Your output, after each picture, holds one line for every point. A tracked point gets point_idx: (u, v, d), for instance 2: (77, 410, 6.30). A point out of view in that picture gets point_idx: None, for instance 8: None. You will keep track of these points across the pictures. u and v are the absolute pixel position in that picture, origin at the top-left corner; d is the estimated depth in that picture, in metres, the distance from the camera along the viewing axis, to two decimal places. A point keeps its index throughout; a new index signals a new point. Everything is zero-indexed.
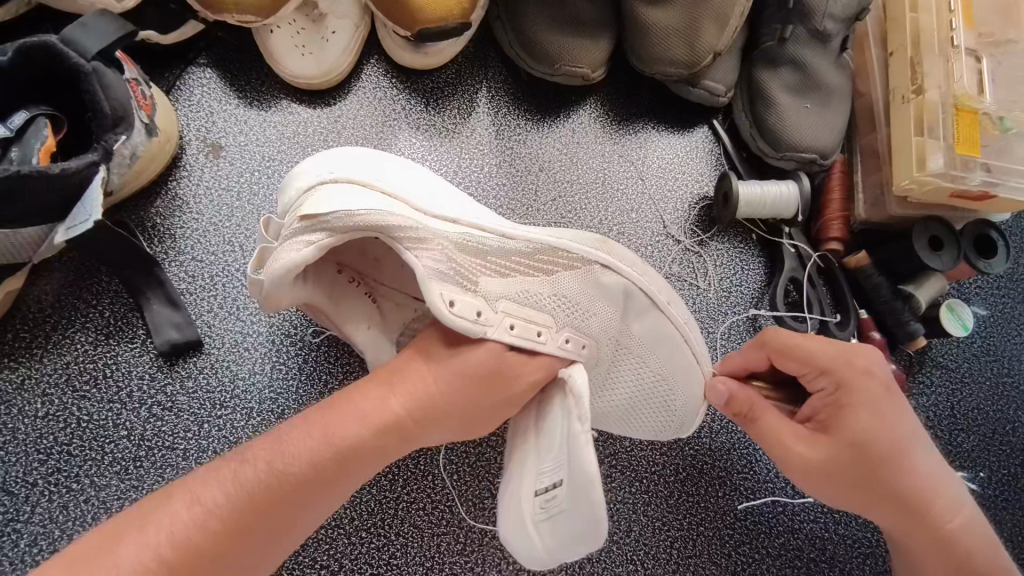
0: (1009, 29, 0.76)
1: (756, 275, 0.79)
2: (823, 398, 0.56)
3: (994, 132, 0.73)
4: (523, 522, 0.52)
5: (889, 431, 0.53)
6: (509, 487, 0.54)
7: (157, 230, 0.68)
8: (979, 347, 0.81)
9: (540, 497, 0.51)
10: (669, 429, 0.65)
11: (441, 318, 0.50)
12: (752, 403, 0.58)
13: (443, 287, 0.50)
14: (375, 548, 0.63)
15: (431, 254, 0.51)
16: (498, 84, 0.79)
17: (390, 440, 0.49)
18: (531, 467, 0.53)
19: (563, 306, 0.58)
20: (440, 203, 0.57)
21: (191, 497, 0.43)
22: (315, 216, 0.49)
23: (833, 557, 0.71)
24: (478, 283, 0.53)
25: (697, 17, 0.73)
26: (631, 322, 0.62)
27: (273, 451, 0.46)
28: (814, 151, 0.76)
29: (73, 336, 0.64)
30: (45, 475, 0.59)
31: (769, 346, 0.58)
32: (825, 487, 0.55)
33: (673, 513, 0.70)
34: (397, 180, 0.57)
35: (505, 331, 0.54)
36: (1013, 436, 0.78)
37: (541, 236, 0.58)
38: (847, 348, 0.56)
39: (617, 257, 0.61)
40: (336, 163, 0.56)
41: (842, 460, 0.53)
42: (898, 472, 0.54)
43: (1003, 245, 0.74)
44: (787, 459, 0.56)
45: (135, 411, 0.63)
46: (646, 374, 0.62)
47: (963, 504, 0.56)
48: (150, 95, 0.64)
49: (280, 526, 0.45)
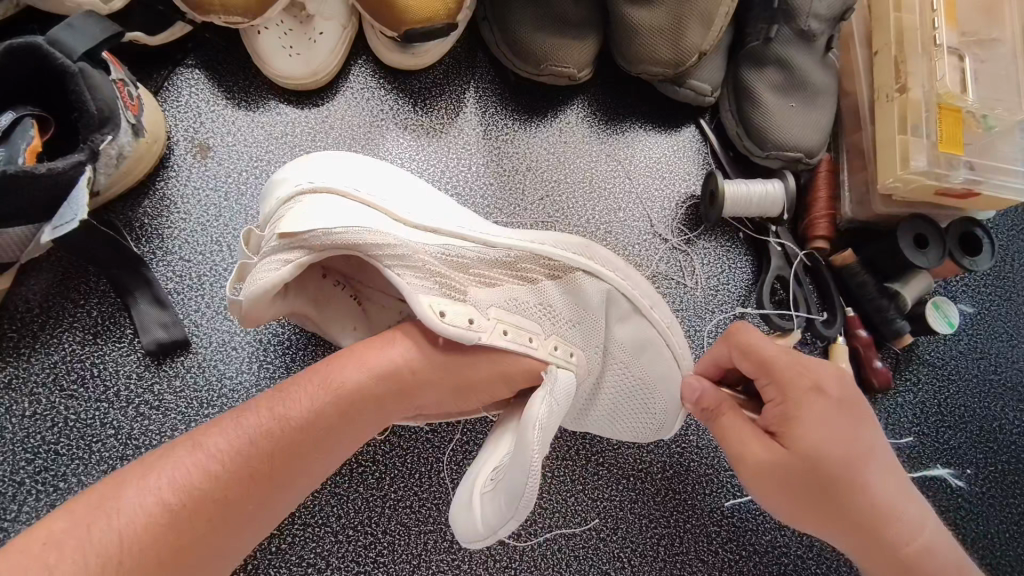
0: (993, 27, 0.76)
1: (743, 274, 0.80)
2: (773, 407, 0.55)
3: (977, 130, 0.74)
4: (469, 500, 0.52)
5: (841, 445, 0.52)
6: (472, 466, 0.56)
7: (145, 230, 0.68)
8: (966, 345, 0.81)
9: (492, 471, 0.53)
10: (649, 431, 0.66)
11: (435, 328, 0.51)
12: (720, 402, 0.58)
13: (431, 299, 0.52)
14: (362, 545, 0.63)
15: (415, 270, 0.53)
16: (486, 84, 0.80)
17: (390, 388, 0.51)
18: (499, 448, 0.55)
19: (548, 315, 0.59)
20: (421, 210, 0.58)
21: (195, 444, 0.44)
22: (294, 235, 0.50)
23: (820, 553, 0.71)
24: (466, 293, 0.55)
25: (682, 17, 0.73)
26: (614, 326, 0.63)
27: (275, 399, 0.47)
28: (799, 150, 0.77)
29: (61, 336, 0.64)
30: (33, 473, 0.60)
31: (733, 341, 0.58)
32: (778, 492, 0.54)
33: (661, 511, 0.70)
34: (379, 187, 0.58)
35: (498, 335, 0.55)
36: (1000, 433, 0.78)
37: (521, 240, 0.59)
38: (804, 359, 0.56)
39: (602, 262, 0.61)
40: (321, 172, 0.58)
41: (793, 471, 0.52)
42: (848, 490, 0.52)
43: (988, 242, 0.74)
44: (744, 457, 0.55)
45: (122, 410, 0.63)
46: (625, 381, 0.64)
47: (921, 523, 0.54)
48: (137, 96, 0.64)
49: (286, 474, 0.45)
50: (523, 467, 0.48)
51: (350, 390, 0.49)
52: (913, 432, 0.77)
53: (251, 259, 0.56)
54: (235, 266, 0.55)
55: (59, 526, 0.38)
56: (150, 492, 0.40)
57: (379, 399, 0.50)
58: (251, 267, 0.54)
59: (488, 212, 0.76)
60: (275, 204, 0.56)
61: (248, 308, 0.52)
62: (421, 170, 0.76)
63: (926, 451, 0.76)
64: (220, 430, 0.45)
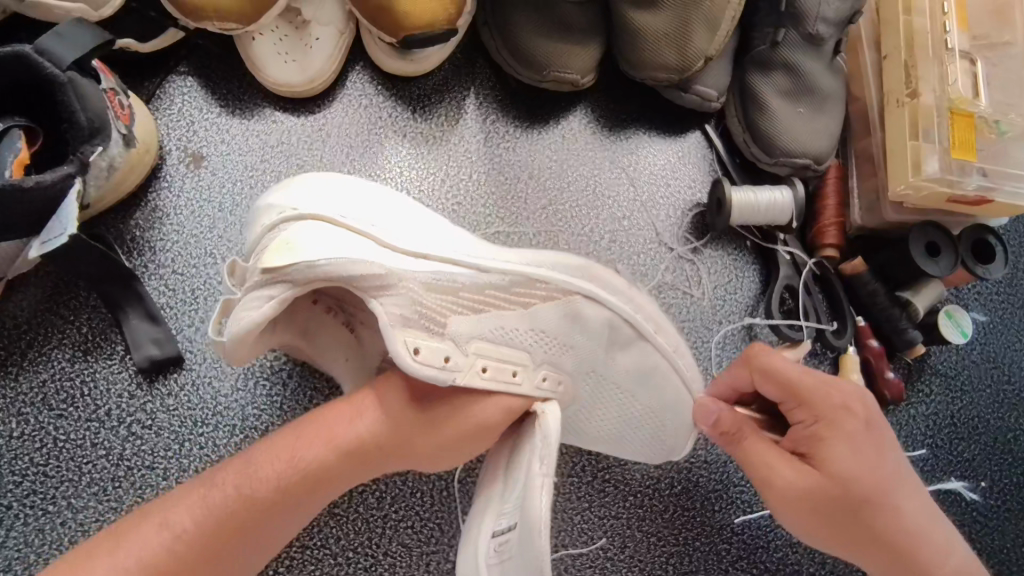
0: (1004, 30, 0.75)
1: (751, 283, 0.78)
2: (802, 429, 0.54)
3: (990, 135, 0.72)
4: (474, 570, 0.49)
5: (869, 469, 0.52)
6: (467, 528, 0.52)
7: (136, 243, 0.66)
8: (979, 354, 0.79)
9: (495, 539, 0.50)
10: (659, 454, 0.65)
11: (408, 369, 0.48)
12: (741, 424, 0.56)
13: (406, 335, 0.48)
14: (362, 567, 0.62)
15: (397, 299, 0.49)
16: (486, 91, 0.78)
17: (356, 460, 0.50)
18: (492, 507, 0.52)
19: (538, 344, 0.57)
20: (412, 234, 0.54)
21: (162, 522, 0.45)
22: (276, 270, 0.47)
23: (832, 570, 0.70)
24: (445, 326, 0.51)
25: (688, 21, 0.71)
26: (617, 354, 0.61)
27: (243, 472, 0.47)
28: (807, 157, 0.75)
29: (49, 353, 0.62)
30: (21, 497, 0.58)
31: (755, 366, 0.56)
32: (803, 516, 0.54)
33: (669, 528, 0.68)
34: (367, 211, 0.54)
35: (476, 375, 0.53)
36: (1014, 444, 0.77)
37: (516, 266, 0.56)
38: (831, 382, 0.54)
39: (602, 285, 0.59)
40: (308, 196, 0.54)
41: (823, 494, 0.52)
42: (878, 510, 0.52)
43: (1001, 250, 0.73)
44: (770, 482, 0.54)
45: (114, 430, 0.61)
46: (632, 408, 0.62)
47: (950, 548, 0.54)
48: (129, 105, 0.62)
49: (247, 544, 0.46)
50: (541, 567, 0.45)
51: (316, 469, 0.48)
52: (925, 445, 0.75)
53: (235, 293, 0.52)
54: (219, 303, 0.51)
55: None
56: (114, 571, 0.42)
57: (346, 473, 0.50)
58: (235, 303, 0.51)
59: (490, 223, 0.74)
60: (260, 233, 0.53)
61: (230, 349, 0.50)
62: (420, 180, 0.74)
63: (939, 464, 0.75)
64: (187, 505, 0.45)
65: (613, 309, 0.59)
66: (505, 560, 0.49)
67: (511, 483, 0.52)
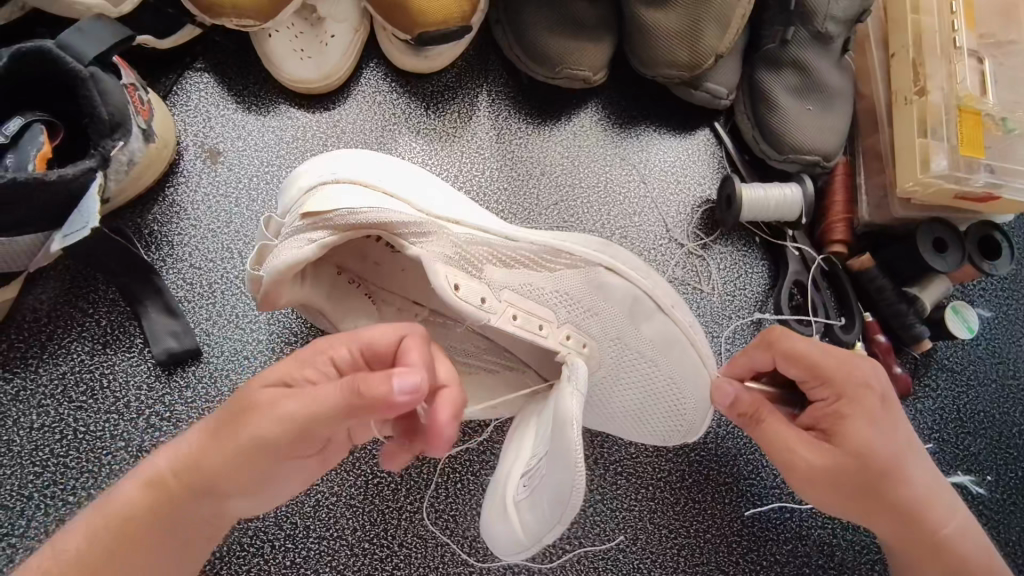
0: (1011, 28, 0.75)
1: (760, 278, 0.79)
2: (823, 407, 0.56)
3: (996, 132, 0.73)
4: (506, 507, 0.50)
5: (889, 442, 0.54)
6: (500, 474, 0.54)
7: (154, 237, 0.67)
8: (985, 349, 0.80)
9: (526, 478, 0.51)
10: (677, 433, 0.64)
11: (445, 299, 0.52)
12: (758, 406, 0.57)
13: (446, 270, 0.52)
14: (378, 559, 0.63)
15: (434, 244, 0.53)
16: (498, 88, 0.78)
17: (139, 504, 0.44)
18: (521, 456, 0.54)
19: (563, 303, 0.58)
20: (440, 204, 0.58)
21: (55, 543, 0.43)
22: (318, 214, 0.50)
23: (841, 562, 0.70)
24: (482, 270, 0.55)
25: (699, 19, 0.72)
26: (638, 325, 0.60)
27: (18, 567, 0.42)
28: (816, 154, 0.76)
29: (69, 345, 0.62)
30: (41, 487, 0.59)
31: (776, 349, 0.57)
32: (826, 492, 0.55)
33: (680, 520, 0.69)
34: (397, 181, 0.58)
35: (507, 320, 0.56)
36: (1020, 438, 0.78)
37: (545, 238, 0.57)
38: (849, 358, 0.56)
39: (624, 261, 0.60)
40: (340, 163, 0.57)
41: (844, 469, 0.53)
42: (896, 482, 0.54)
43: (1007, 246, 0.74)
44: (793, 464, 0.55)
45: (132, 422, 0.62)
46: (654, 376, 0.61)
47: (955, 513, 0.57)
48: (147, 100, 0.63)
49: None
50: (562, 464, 0.45)
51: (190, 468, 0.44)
52: (932, 440, 0.76)
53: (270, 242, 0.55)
54: (255, 248, 0.54)
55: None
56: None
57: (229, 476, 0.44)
58: (271, 249, 0.54)
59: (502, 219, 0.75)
60: (296, 194, 0.55)
61: (268, 287, 0.51)
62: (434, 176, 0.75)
63: (946, 459, 0.76)
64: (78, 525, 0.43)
65: (634, 283, 0.59)
66: (533, 489, 0.49)
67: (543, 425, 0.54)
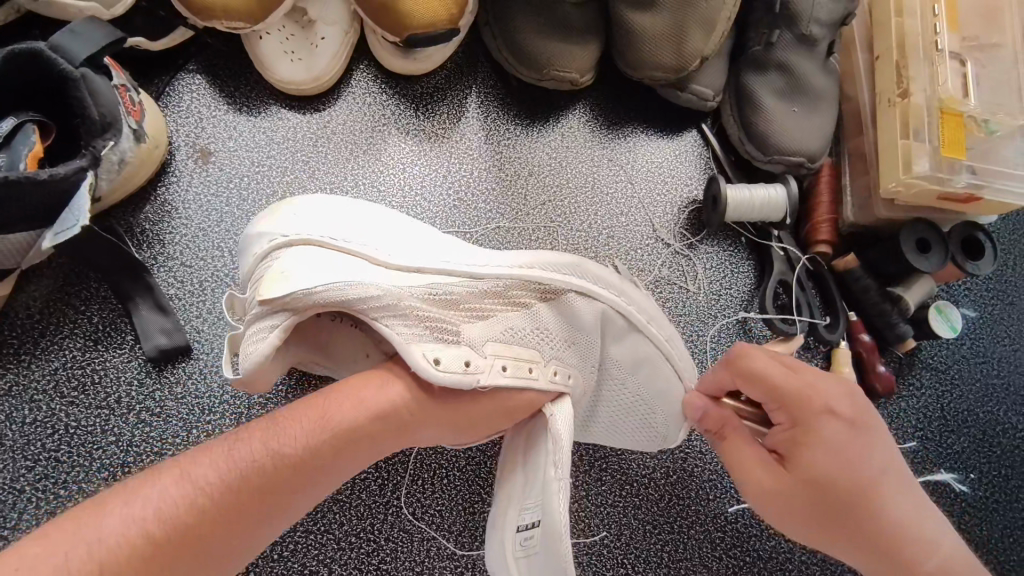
0: (994, 31, 0.76)
1: (746, 278, 0.80)
2: (783, 431, 0.55)
3: (978, 134, 0.73)
4: (504, 561, 0.54)
5: (849, 470, 0.51)
6: (493, 515, 0.56)
7: (146, 236, 0.68)
8: (968, 349, 0.81)
9: (521, 535, 0.54)
10: (653, 442, 0.66)
11: (430, 378, 0.50)
12: (724, 422, 0.59)
13: (425, 347, 0.51)
14: (364, 553, 0.63)
15: (403, 319, 0.52)
16: (487, 90, 0.79)
17: (336, 449, 0.46)
18: (515, 500, 0.55)
19: (544, 340, 0.59)
20: (406, 250, 0.57)
21: (183, 474, 0.42)
22: (273, 300, 0.50)
23: (824, 559, 0.71)
24: (460, 332, 0.54)
25: (685, 21, 0.73)
26: (610, 345, 0.63)
27: (82, 512, 0.38)
28: (801, 155, 0.77)
29: (61, 342, 0.64)
30: (33, 481, 0.59)
31: (736, 368, 0.56)
32: (787, 519, 0.53)
33: (664, 516, 0.69)
34: (360, 228, 0.58)
35: (497, 373, 0.54)
36: (1003, 437, 0.78)
37: (509, 268, 0.58)
38: (815, 382, 0.54)
39: (594, 280, 0.61)
40: (300, 219, 0.57)
41: (799, 495, 0.52)
42: (862, 512, 0.50)
43: (991, 247, 0.75)
44: (749, 485, 0.55)
45: (123, 417, 0.63)
46: (625, 397, 0.64)
47: (938, 553, 0.50)
48: (139, 101, 0.64)
49: (208, 562, 0.40)
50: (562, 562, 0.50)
51: (434, 405, 0.52)
52: (915, 437, 0.77)
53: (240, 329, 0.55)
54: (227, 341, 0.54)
55: (73, 518, 0.38)
56: (140, 507, 0.39)
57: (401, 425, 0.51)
58: (241, 337, 0.54)
59: (489, 220, 0.76)
60: (252, 263, 0.56)
61: (249, 382, 0.51)
62: (422, 177, 0.75)
63: (930, 457, 0.76)
64: (222, 459, 0.43)
65: (603, 300, 0.61)
66: (531, 553, 0.54)
67: (532, 473, 0.54)
